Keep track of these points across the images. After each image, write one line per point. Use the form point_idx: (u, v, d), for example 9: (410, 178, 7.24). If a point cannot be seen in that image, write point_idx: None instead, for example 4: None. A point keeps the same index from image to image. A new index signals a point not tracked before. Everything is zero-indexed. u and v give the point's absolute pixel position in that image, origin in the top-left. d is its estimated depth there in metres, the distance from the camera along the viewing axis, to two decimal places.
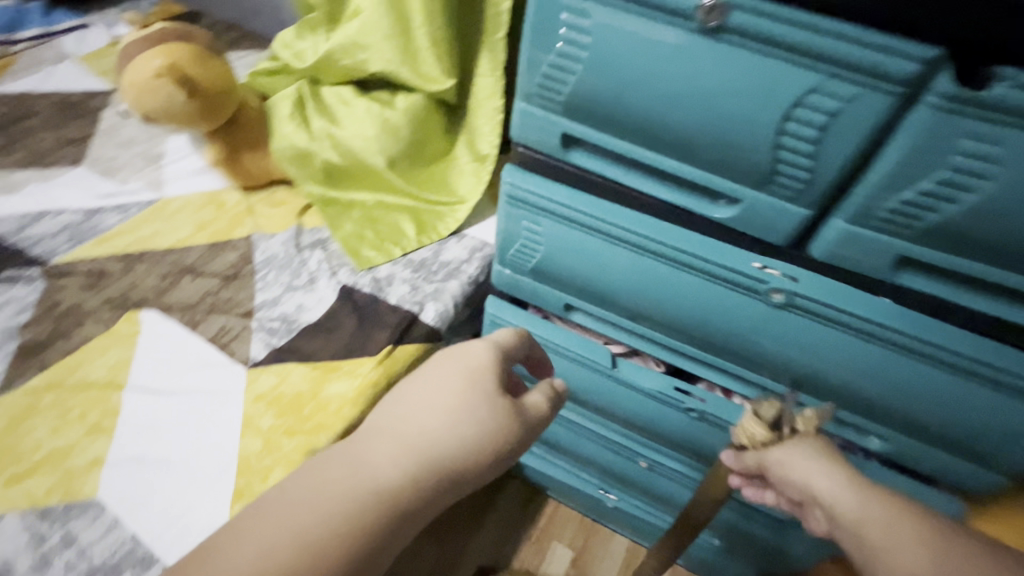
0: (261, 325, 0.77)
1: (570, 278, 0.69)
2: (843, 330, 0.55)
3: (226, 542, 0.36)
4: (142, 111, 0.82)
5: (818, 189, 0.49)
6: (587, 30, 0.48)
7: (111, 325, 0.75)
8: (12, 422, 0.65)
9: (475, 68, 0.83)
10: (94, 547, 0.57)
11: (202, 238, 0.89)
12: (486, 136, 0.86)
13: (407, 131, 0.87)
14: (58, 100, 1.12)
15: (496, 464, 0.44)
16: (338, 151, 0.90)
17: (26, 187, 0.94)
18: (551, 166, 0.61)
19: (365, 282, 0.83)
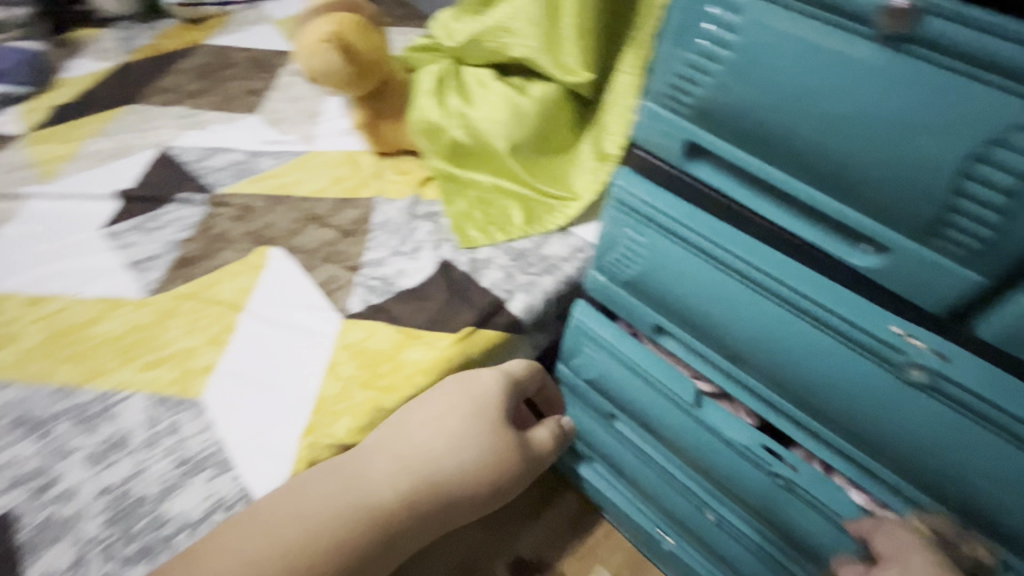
0: (363, 281, 0.81)
1: (667, 299, 0.63)
2: (997, 432, 0.45)
3: (285, 504, 0.55)
4: (307, 71, 0.90)
5: (1005, 255, 0.39)
6: (737, 28, 0.43)
7: (244, 254, 0.84)
8: (157, 317, 0.75)
9: (616, 65, 0.81)
10: (190, 439, 0.64)
11: (335, 192, 0.96)
12: (612, 136, 0.84)
13: (536, 119, 0.88)
14: (249, 57, 1.30)
15: (485, 486, 0.63)
16: (465, 131, 0.93)
17: (211, 125, 1.10)
18: (669, 176, 0.56)
19: (464, 261, 0.85)
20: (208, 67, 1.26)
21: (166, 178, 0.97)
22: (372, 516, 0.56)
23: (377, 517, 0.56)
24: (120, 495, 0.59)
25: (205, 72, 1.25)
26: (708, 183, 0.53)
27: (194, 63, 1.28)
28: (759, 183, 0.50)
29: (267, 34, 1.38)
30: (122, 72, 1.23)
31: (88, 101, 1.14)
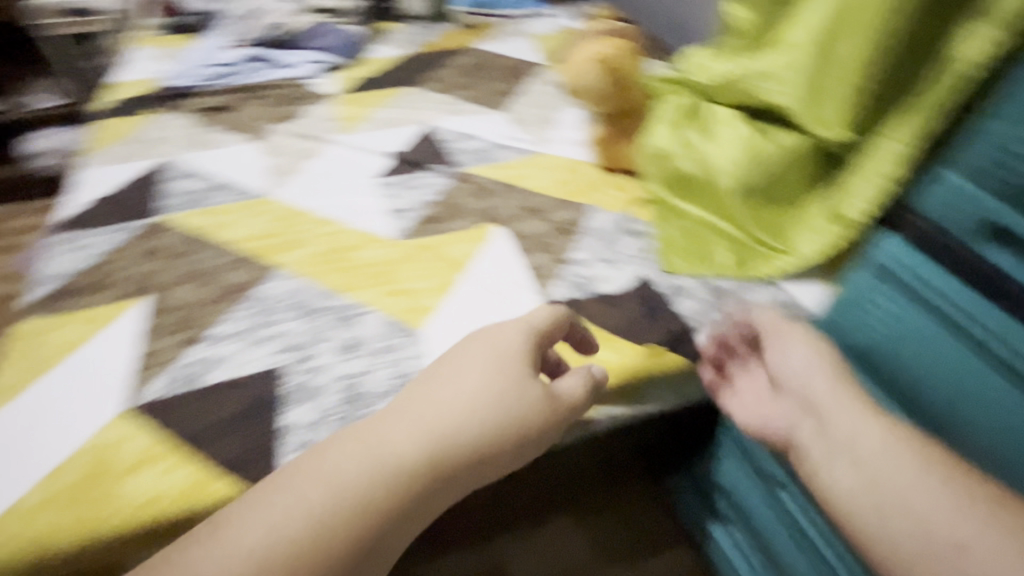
0: (567, 275, 0.89)
1: (902, 378, 0.62)
2: None
3: (302, 475, 0.52)
4: (569, 83, 1.04)
5: None
6: None
7: (474, 225, 0.97)
8: (401, 257, 0.91)
9: (886, 128, 0.76)
10: (408, 361, 0.76)
11: (557, 192, 1.06)
12: (858, 200, 0.79)
13: (774, 166, 0.87)
14: (504, 63, 1.49)
15: (519, 439, 0.58)
16: (693, 166, 0.96)
17: (466, 114, 1.28)
18: (948, 249, 0.58)
19: (665, 284, 0.87)
20: (470, 66, 1.48)
21: (424, 149, 1.15)
22: (389, 482, 0.52)
23: (396, 484, 0.52)
24: (352, 385, 0.73)
25: (467, 69, 1.46)
26: (1001, 269, 0.54)
27: (459, 61, 1.50)
28: None
29: (523, 46, 1.57)
30: (406, 60, 1.49)
31: (379, 78, 1.41)
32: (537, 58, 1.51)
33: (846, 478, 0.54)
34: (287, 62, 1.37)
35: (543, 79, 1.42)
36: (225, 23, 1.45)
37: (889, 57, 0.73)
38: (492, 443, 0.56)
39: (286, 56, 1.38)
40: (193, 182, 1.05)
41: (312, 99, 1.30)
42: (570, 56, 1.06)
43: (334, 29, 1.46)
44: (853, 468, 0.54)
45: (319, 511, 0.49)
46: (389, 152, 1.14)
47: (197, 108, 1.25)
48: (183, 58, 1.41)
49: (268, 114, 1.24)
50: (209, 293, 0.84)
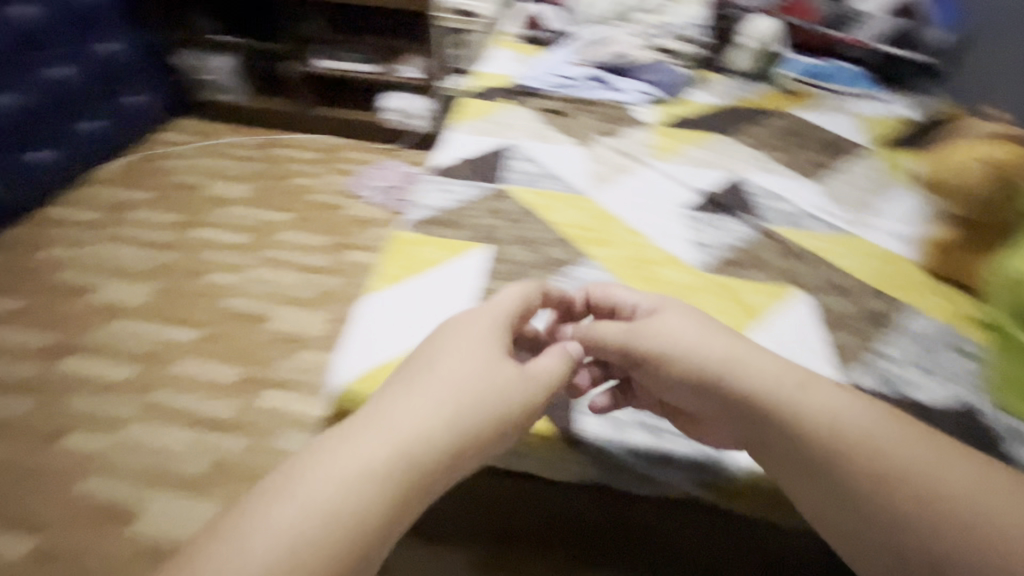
0: (876, 367, 0.84)
1: None
2: None
3: (314, 485, 0.49)
4: (933, 176, 1.01)
5: None
6: None
7: (773, 282, 0.97)
8: (697, 286, 0.95)
9: None
10: None
11: (870, 278, 1.01)
12: None
13: None
14: (821, 134, 1.45)
15: (493, 427, 0.56)
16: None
17: (779, 174, 1.28)
18: None
19: (997, 421, 0.79)
20: (784, 128, 1.47)
21: (730, 195, 1.19)
22: (394, 477, 0.51)
23: (404, 479, 0.51)
24: None
25: (780, 130, 1.46)
26: None
27: (773, 120, 1.51)
28: None
29: (848, 123, 1.51)
30: (720, 106, 1.55)
31: (693, 118, 1.49)
32: (861, 139, 1.44)
33: (810, 492, 0.58)
34: (620, 86, 1.53)
35: (866, 160, 1.35)
36: (577, 43, 1.68)
37: None
38: (474, 420, 0.55)
39: (620, 81, 1.54)
40: (529, 165, 1.24)
41: (632, 122, 1.43)
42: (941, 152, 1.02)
43: (667, 68, 1.58)
44: (811, 482, 0.58)
45: (339, 530, 0.47)
46: (696, 189, 1.20)
47: (539, 107, 1.47)
48: (533, 62, 1.66)
49: (594, 126, 1.40)
50: (534, 258, 0.99)
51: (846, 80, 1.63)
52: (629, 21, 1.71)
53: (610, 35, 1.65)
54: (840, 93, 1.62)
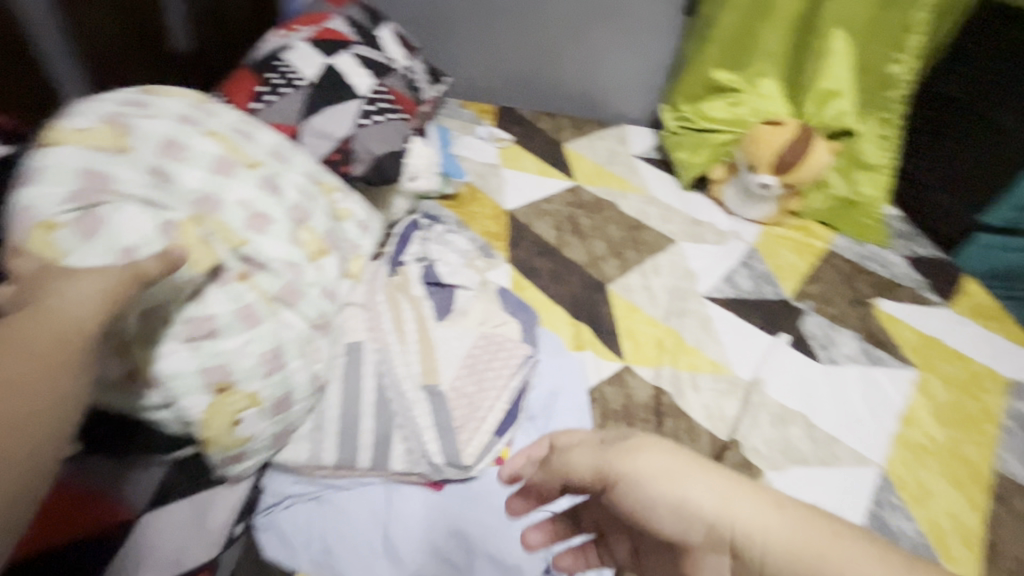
0: (912, 282, 1.23)
1: None
2: None
3: None
4: (748, 212, 1.34)
5: None
6: None
7: (875, 318, 1.12)
8: (948, 384, 0.99)
9: (891, 114, 1.35)
10: None
11: (809, 255, 1.27)
12: (889, 149, 1.37)
13: (875, 158, 1.37)
14: (574, 203, 1.29)
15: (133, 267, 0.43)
16: (857, 191, 1.37)
17: (674, 261, 1.17)
18: None
19: (898, 247, 1.35)
20: (570, 227, 1.21)
21: (754, 314, 1.07)
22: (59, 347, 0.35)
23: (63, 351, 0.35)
24: None
25: (580, 235, 1.19)
26: None
27: (550, 229, 1.19)
28: None
29: (523, 175, 1.34)
30: (542, 275, 1.05)
31: (581, 309, 0.99)
32: (561, 181, 1.36)
33: None
34: (554, 377, 0.81)
35: (603, 193, 1.35)
36: (391, 438, 0.62)
37: (865, 91, 1.36)
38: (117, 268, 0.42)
39: (546, 382, 0.80)
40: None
41: (655, 391, 0.87)
42: (735, 202, 1.35)
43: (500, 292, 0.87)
44: None
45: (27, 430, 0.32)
46: (770, 333, 1.03)
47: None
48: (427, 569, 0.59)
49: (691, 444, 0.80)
50: None
51: (423, 86, 1.21)
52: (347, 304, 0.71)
53: (412, 363, 0.67)
54: (428, 97, 1.23)
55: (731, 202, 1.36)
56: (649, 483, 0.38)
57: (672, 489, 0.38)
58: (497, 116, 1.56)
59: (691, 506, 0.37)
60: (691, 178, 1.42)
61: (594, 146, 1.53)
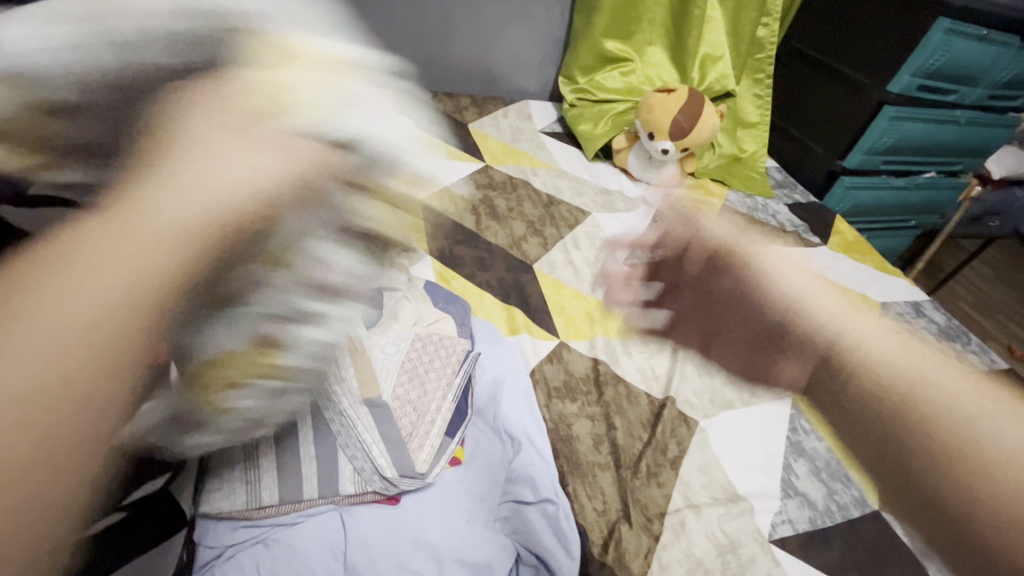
0: (795, 226, 1.37)
1: (895, 145, 1.57)
2: (957, 123, 1.63)
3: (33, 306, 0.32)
4: (650, 177, 1.41)
5: (963, 78, 1.52)
6: (932, 58, 1.39)
7: (770, 262, 1.23)
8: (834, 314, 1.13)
9: (762, 76, 1.48)
10: (912, 319, 1.15)
11: (708, 212, 1.36)
12: (763, 108, 1.50)
13: (753, 117, 1.50)
14: (487, 184, 1.27)
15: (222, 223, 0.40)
16: (740, 147, 1.49)
17: (590, 232, 1.20)
18: (903, 101, 1.47)
19: (780, 196, 1.49)
20: (487, 210, 1.19)
21: None
22: (130, 294, 0.34)
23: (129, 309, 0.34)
24: (940, 348, 1.09)
25: (497, 217, 1.18)
26: (917, 85, 1.44)
27: (467, 215, 1.16)
28: (924, 88, 1.47)
29: None
30: (465, 262, 1.03)
31: (511, 292, 0.99)
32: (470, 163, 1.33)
33: None
34: (494, 364, 0.80)
35: (514, 171, 1.35)
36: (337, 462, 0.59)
37: (738, 54, 1.47)
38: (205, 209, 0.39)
39: (487, 370, 0.79)
40: (791, 487, 0.80)
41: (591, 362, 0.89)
42: (638, 169, 1.41)
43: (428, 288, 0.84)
44: None
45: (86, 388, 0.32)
46: None
47: (620, 513, 0.70)
48: None
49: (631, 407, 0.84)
50: None
51: None
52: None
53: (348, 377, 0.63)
54: None
55: (634, 169, 1.41)
56: None
57: None
58: None
59: None
60: (595, 148, 1.45)
61: (497, 124, 1.51)
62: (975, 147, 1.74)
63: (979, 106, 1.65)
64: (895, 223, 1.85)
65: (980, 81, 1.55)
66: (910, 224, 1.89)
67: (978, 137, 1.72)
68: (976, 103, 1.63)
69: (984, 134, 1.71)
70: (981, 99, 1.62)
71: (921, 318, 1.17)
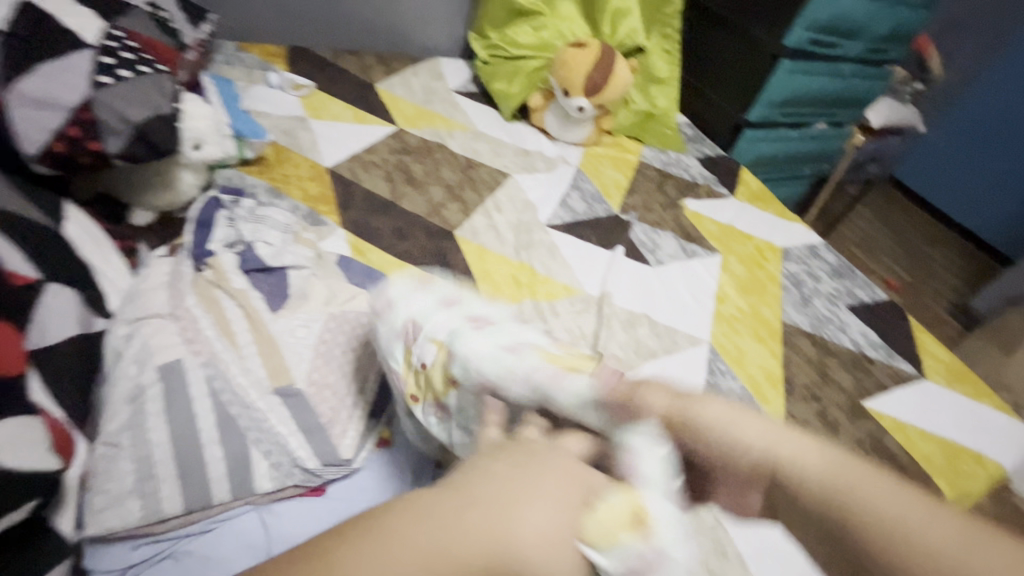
0: (707, 179, 1.42)
1: (791, 97, 1.66)
2: (842, 76, 1.76)
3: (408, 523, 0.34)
4: (568, 136, 1.39)
5: (846, 32, 1.63)
6: (819, 12, 1.48)
7: (685, 216, 1.28)
8: (743, 261, 1.20)
9: (671, 29, 1.48)
10: (810, 260, 1.25)
11: (626, 169, 1.38)
12: (674, 61, 1.50)
13: (665, 70, 1.50)
14: (401, 149, 1.20)
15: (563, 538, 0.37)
16: (653, 103, 1.49)
17: (512, 194, 1.17)
18: (796, 54, 1.56)
19: (692, 150, 1.54)
20: (402, 176, 1.13)
21: (592, 232, 1.14)
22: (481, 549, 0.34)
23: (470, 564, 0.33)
24: (833, 284, 1.20)
25: (414, 183, 1.12)
26: (808, 39, 1.53)
27: (381, 182, 1.09)
28: (814, 42, 1.56)
29: (337, 126, 1.20)
30: (383, 233, 0.97)
31: (432, 262, 0.95)
32: (381, 127, 1.24)
33: None
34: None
35: (429, 134, 1.28)
36: (250, 459, 0.54)
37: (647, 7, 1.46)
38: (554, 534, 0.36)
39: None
40: None
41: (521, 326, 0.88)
42: (555, 127, 1.38)
43: (341, 264, 0.79)
44: None
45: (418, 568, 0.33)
46: (607, 248, 1.11)
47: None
48: None
49: None
50: (824, 375, 0.99)
51: (183, 27, 0.97)
52: (149, 319, 0.58)
53: (253, 366, 0.57)
54: (194, 39, 1.00)
55: (552, 128, 1.39)
56: (716, 425, 0.48)
57: (730, 432, 0.47)
58: (291, 59, 1.34)
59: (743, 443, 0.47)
60: (512, 108, 1.41)
61: (408, 84, 1.42)
62: (857, 99, 1.89)
63: (860, 60, 1.79)
64: (793, 173, 1.98)
65: (860, 36, 1.68)
66: (806, 173, 2.04)
67: (860, 89, 1.86)
68: (858, 57, 1.77)
69: (864, 86, 1.86)
70: (862, 53, 1.75)
71: (817, 258, 1.27)
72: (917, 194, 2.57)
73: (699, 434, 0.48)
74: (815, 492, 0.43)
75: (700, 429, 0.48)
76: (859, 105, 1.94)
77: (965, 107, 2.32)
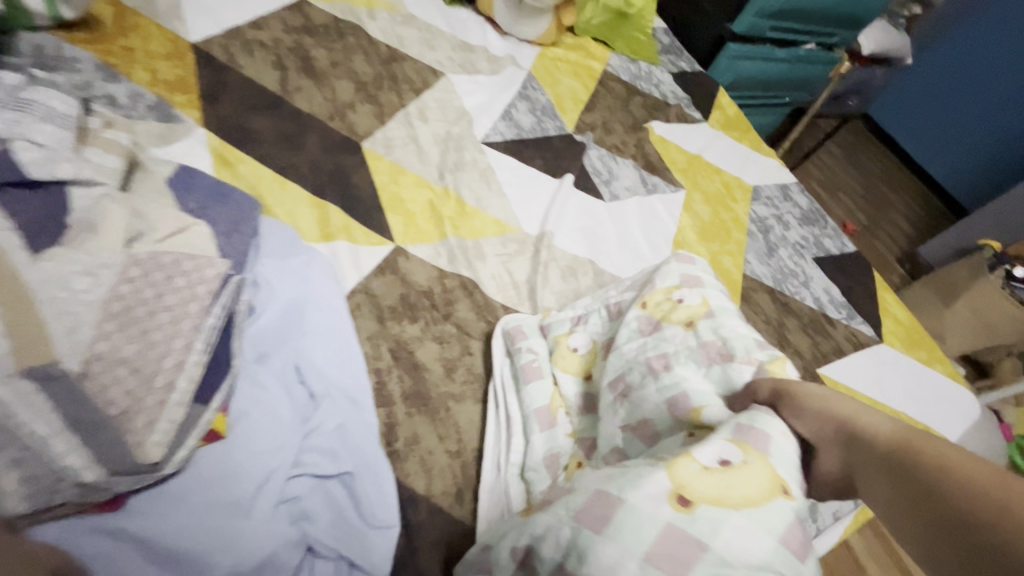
0: (680, 100, 1.22)
1: (784, 7, 1.43)
2: None
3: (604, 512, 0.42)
4: (522, 32, 1.14)
5: None
6: None
7: (649, 140, 1.09)
8: (709, 199, 1.04)
9: None
10: (782, 204, 1.11)
11: (588, 80, 1.15)
12: None
13: None
14: (301, 27, 0.92)
15: (721, 484, 0.43)
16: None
17: (445, 100, 0.94)
18: None
19: (665, 62, 1.31)
20: (299, 63, 0.86)
21: (539, 156, 0.94)
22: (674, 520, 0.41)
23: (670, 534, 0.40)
24: (802, 232, 1.07)
25: (314, 73, 0.86)
26: None
27: (268, 69, 0.83)
28: None
29: None
30: (263, 139, 0.74)
31: (326, 182, 0.74)
32: None
33: None
34: (290, 284, 0.59)
35: (343, 12, 0.99)
36: None
37: None
38: (718, 487, 0.43)
39: (276, 294, 0.58)
40: None
41: (435, 272, 0.71)
42: (506, 19, 1.12)
43: (178, 180, 0.58)
44: None
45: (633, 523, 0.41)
46: (555, 176, 0.93)
47: (478, 455, 0.58)
48: None
49: (483, 321, 0.68)
50: (781, 336, 0.89)
51: None
52: None
53: None
54: None
55: (503, 19, 1.13)
56: (811, 396, 0.52)
57: (827, 405, 0.51)
58: None
59: (832, 410, 0.51)
60: None
61: None
62: (853, 18, 1.68)
63: None
64: (772, 99, 1.79)
65: None
66: (785, 102, 1.86)
67: (858, 5, 1.64)
68: None
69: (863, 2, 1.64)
70: None
71: (788, 199, 1.13)
72: (886, 132, 2.44)
73: (802, 409, 0.51)
74: (883, 448, 0.48)
75: (799, 406, 0.51)
76: (854, 27, 1.73)
77: (955, 37, 2.13)
